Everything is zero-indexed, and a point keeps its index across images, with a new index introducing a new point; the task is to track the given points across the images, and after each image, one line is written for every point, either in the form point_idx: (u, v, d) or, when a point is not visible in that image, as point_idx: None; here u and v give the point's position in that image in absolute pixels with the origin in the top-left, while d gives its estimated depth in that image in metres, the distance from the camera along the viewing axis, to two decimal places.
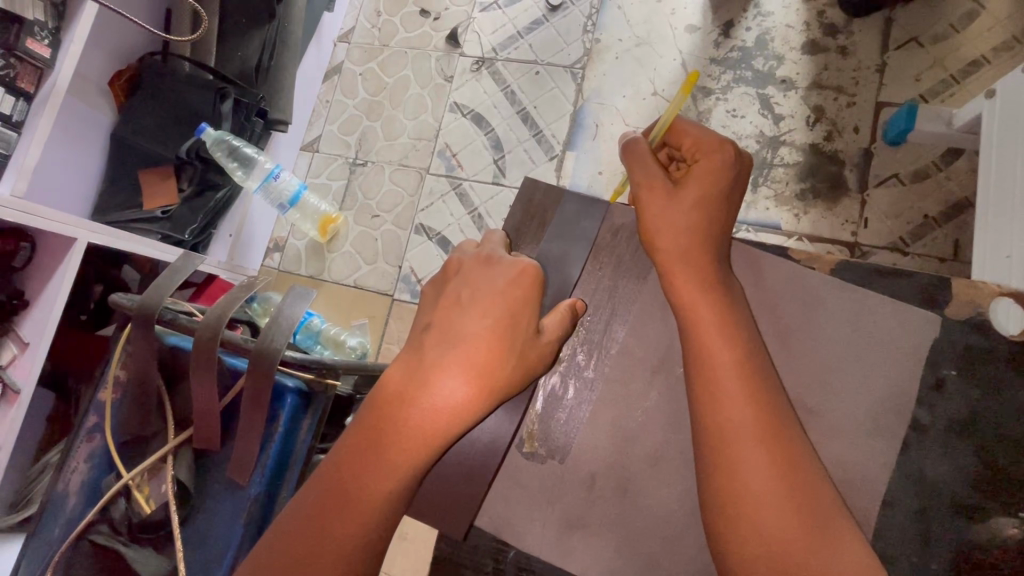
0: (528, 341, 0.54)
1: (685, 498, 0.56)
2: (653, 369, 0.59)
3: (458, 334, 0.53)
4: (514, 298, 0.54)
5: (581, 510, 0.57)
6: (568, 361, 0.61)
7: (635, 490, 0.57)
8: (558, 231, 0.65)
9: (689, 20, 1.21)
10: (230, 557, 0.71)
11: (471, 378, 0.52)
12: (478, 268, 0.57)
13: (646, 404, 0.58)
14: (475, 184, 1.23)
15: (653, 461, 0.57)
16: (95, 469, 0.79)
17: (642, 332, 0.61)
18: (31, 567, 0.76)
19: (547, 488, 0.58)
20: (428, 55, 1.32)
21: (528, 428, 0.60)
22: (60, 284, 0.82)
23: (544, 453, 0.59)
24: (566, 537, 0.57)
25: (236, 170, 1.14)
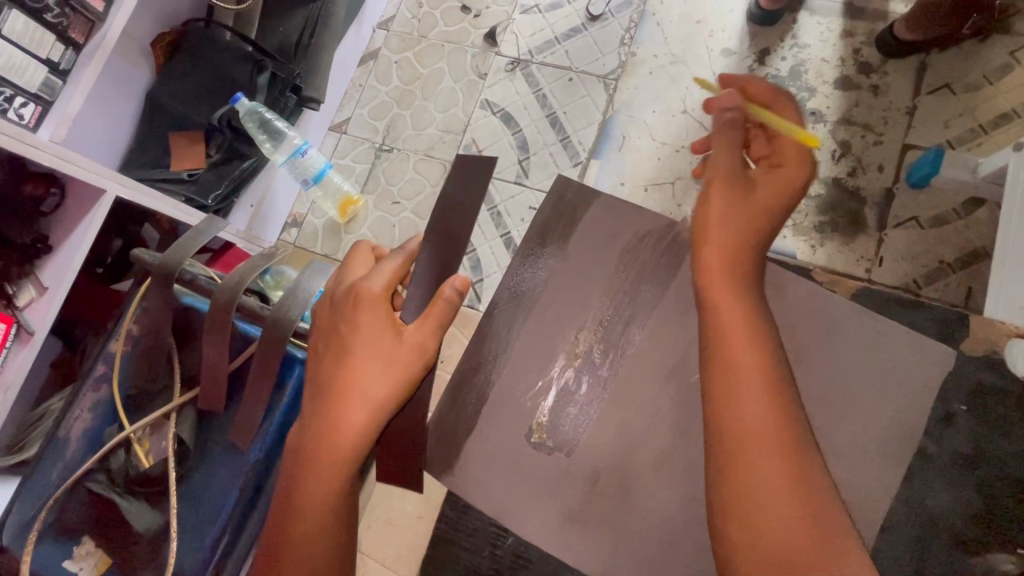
0: (387, 360, 0.59)
1: (684, 505, 0.56)
2: (667, 376, 0.60)
3: (326, 381, 0.60)
4: (367, 332, 0.60)
5: (581, 505, 0.58)
6: (585, 355, 0.62)
7: (638, 489, 0.57)
8: (588, 232, 0.65)
9: (725, 44, 1.23)
10: (228, 517, 0.73)
11: (343, 407, 0.58)
12: (330, 313, 0.63)
13: (656, 407, 0.59)
14: (497, 182, 1.24)
15: (658, 462, 0.57)
16: (99, 418, 0.80)
17: (659, 336, 0.61)
18: (23, 508, 0.77)
19: (550, 479, 0.59)
20: (465, 50, 1.34)
21: (539, 418, 0.60)
22: (86, 232, 0.83)
23: (552, 445, 0.59)
24: (566, 530, 0.57)
25: (266, 143, 1.14)
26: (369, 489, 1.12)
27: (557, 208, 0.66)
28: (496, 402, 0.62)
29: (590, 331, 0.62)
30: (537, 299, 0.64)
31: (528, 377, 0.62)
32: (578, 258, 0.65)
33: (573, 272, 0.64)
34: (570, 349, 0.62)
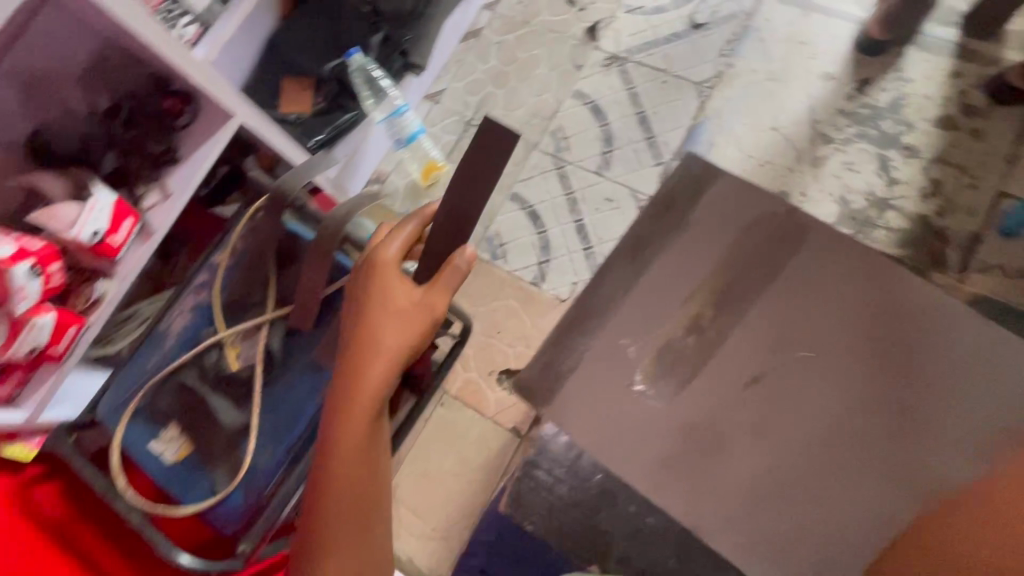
0: (401, 318, 0.60)
1: (791, 493, 0.49)
2: (775, 346, 0.52)
3: (349, 341, 0.62)
4: (383, 295, 0.61)
5: (678, 453, 0.50)
6: (694, 321, 0.54)
7: (731, 449, 0.50)
8: (715, 202, 0.57)
9: (826, 68, 1.23)
10: (303, 424, 0.79)
11: (360, 365, 0.60)
12: (353, 278, 0.65)
13: (759, 382, 0.51)
14: (578, 169, 1.27)
15: (757, 433, 0.50)
16: (196, 319, 0.86)
17: (781, 319, 0.53)
18: (119, 389, 0.84)
19: (642, 432, 0.51)
20: (565, 40, 1.38)
21: (644, 366, 0.53)
22: (210, 151, 0.89)
23: (655, 392, 0.52)
24: (659, 476, 0.50)
25: (368, 98, 1.21)
26: (410, 439, 1.17)
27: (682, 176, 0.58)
28: (595, 356, 0.54)
29: (704, 296, 0.55)
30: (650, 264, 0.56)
31: (624, 342, 0.55)
32: (699, 229, 0.57)
33: (694, 241, 0.57)
34: (679, 319, 0.55)
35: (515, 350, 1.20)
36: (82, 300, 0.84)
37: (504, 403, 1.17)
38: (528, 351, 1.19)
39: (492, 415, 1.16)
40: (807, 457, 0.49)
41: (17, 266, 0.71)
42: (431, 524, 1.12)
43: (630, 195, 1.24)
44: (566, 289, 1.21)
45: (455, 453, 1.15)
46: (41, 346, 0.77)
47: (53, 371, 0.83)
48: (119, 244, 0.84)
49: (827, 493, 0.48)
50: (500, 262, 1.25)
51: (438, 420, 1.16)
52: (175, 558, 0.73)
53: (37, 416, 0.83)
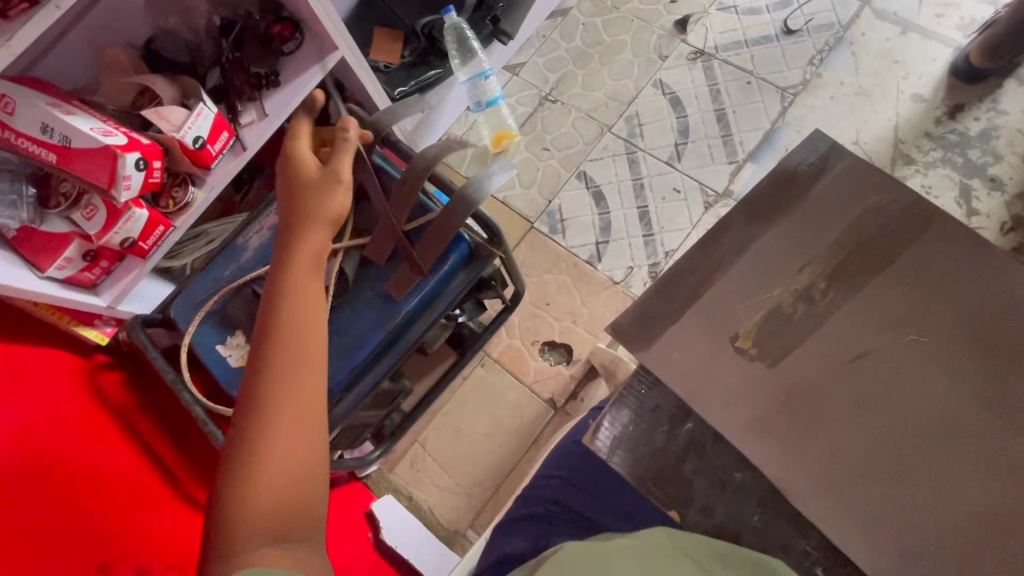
0: (334, 181, 0.71)
1: (877, 465, 0.51)
2: (890, 326, 0.54)
3: (292, 217, 0.70)
4: (311, 171, 0.72)
5: (768, 415, 0.53)
6: (804, 290, 0.56)
7: (817, 425, 0.52)
8: (832, 184, 0.59)
9: (918, 89, 1.21)
10: (367, 351, 0.82)
11: (311, 226, 0.69)
12: (281, 173, 0.74)
13: (865, 359, 0.53)
14: (649, 157, 1.27)
15: (856, 409, 0.52)
16: (273, 236, 0.89)
17: (883, 304, 0.54)
18: (195, 292, 0.88)
19: (733, 390, 0.54)
20: (652, 30, 1.38)
21: (746, 325, 0.56)
22: (309, 79, 0.92)
23: (755, 353, 0.55)
24: (749, 436, 0.53)
25: (456, 58, 1.24)
26: (446, 395, 1.18)
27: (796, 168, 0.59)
28: (694, 315, 0.57)
29: (816, 268, 0.56)
30: (758, 238, 0.58)
31: (728, 304, 0.57)
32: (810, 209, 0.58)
33: (799, 223, 0.58)
34: (786, 289, 0.56)
35: (561, 325, 1.20)
36: (172, 203, 0.87)
37: (543, 374, 1.17)
38: (574, 326, 1.19)
39: (529, 383, 1.17)
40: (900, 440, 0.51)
41: (128, 155, 0.75)
42: (456, 479, 1.13)
43: (698, 189, 1.24)
44: (621, 271, 1.21)
45: (488, 414, 1.16)
46: (133, 239, 0.82)
47: (137, 264, 0.87)
48: (215, 154, 0.87)
49: (911, 473, 0.50)
50: (559, 237, 1.25)
51: (476, 381, 1.18)
52: None
53: (116, 304, 0.88)
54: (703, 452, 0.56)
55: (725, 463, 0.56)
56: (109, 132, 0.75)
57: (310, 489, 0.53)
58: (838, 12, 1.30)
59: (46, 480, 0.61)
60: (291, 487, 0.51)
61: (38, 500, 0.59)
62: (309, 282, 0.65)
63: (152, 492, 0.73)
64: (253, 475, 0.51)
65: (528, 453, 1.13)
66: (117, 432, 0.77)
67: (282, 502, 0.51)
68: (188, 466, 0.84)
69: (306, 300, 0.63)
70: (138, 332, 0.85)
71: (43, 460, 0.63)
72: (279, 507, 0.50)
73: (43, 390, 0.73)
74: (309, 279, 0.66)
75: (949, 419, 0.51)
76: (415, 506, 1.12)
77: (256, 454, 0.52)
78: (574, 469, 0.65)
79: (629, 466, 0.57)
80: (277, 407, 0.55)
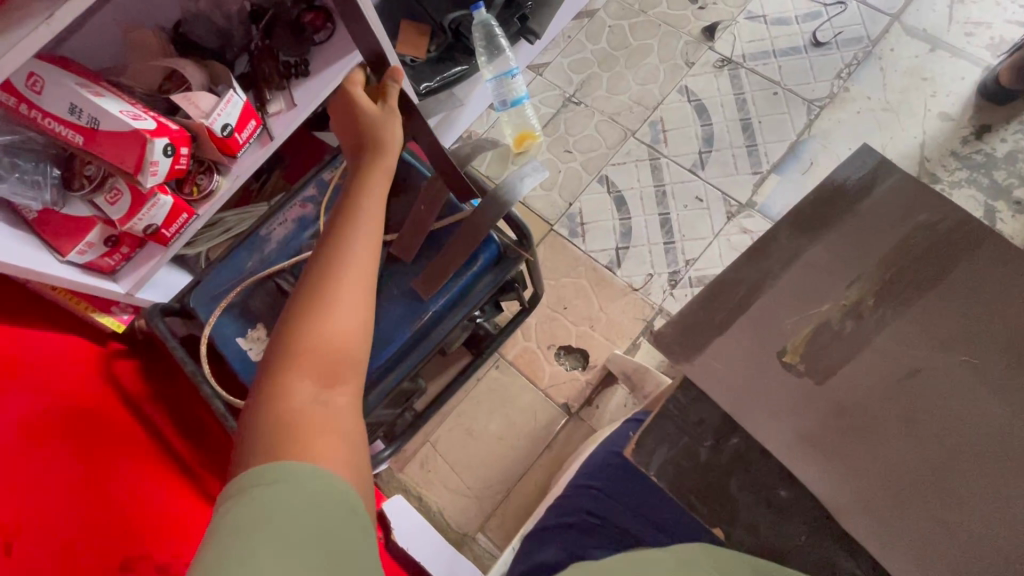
0: (387, 118, 0.74)
1: (922, 486, 0.51)
2: (936, 346, 0.54)
3: (354, 154, 0.74)
4: (367, 108, 0.75)
5: (821, 430, 0.54)
6: (853, 304, 0.56)
7: (873, 436, 0.53)
8: (883, 200, 0.58)
9: (945, 108, 1.21)
10: (392, 350, 0.80)
11: (369, 160, 0.71)
12: (340, 111, 0.78)
13: (914, 377, 0.53)
14: (672, 164, 1.26)
15: (905, 426, 0.52)
16: (298, 228, 0.88)
17: (931, 324, 0.54)
18: (214, 282, 0.86)
19: (782, 405, 0.55)
20: (679, 35, 1.37)
21: (794, 340, 0.56)
22: (340, 70, 0.90)
23: (803, 368, 0.56)
24: (798, 448, 0.54)
25: (482, 56, 1.22)
26: (459, 396, 1.17)
27: (843, 182, 0.59)
28: (741, 326, 0.57)
29: (866, 282, 0.56)
30: (806, 251, 0.58)
31: (778, 317, 0.57)
32: (860, 223, 0.58)
33: (848, 237, 0.58)
34: (835, 304, 0.57)
35: (578, 330, 1.19)
36: (196, 190, 0.85)
37: (559, 378, 1.16)
38: (591, 331, 1.18)
39: (544, 387, 1.16)
40: (950, 458, 0.51)
41: (157, 139, 0.73)
42: (466, 481, 1.12)
43: (720, 199, 1.23)
44: (640, 278, 1.20)
45: (501, 417, 1.15)
46: (156, 226, 0.81)
47: (158, 251, 0.86)
48: (242, 142, 0.85)
49: (958, 494, 0.50)
50: (578, 240, 1.24)
51: (492, 382, 1.17)
52: None
53: (134, 292, 0.87)
54: (750, 466, 0.55)
55: (769, 479, 0.55)
56: (138, 115, 0.73)
57: (347, 389, 0.55)
58: (867, 27, 1.29)
59: (55, 467, 0.59)
60: (328, 379, 0.55)
61: (48, 488, 0.56)
62: (374, 200, 0.68)
63: (163, 478, 0.71)
64: (300, 381, 0.53)
65: (540, 457, 1.12)
66: (129, 418, 0.75)
67: (321, 392, 0.54)
68: (199, 455, 0.81)
69: (370, 216, 0.67)
70: (157, 321, 0.82)
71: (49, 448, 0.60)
72: (319, 398, 0.53)
73: (54, 376, 0.71)
74: (376, 198, 0.68)
75: (1001, 440, 0.50)
76: (424, 507, 1.11)
77: (308, 342, 0.56)
78: (608, 480, 0.66)
79: (670, 480, 0.56)
80: (336, 307, 0.58)
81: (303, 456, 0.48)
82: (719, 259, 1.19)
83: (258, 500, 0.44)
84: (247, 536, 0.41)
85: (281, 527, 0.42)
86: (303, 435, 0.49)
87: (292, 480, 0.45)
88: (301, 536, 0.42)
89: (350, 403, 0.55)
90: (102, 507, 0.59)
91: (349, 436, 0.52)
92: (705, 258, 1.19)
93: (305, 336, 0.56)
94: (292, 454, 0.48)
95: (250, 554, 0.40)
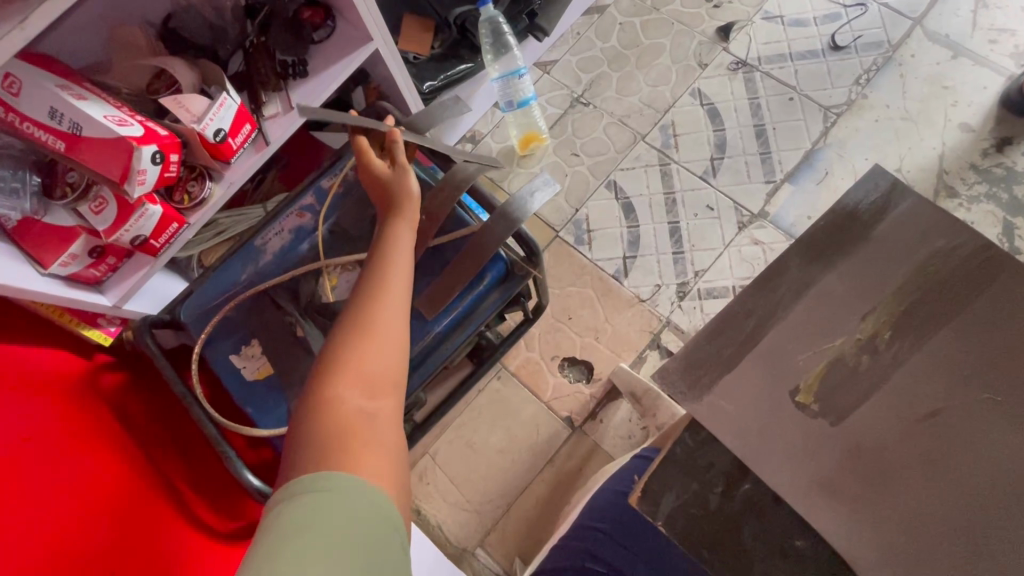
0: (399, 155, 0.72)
1: (953, 546, 0.47)
2: (957, 381, 0.49)
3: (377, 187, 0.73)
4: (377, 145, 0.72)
5: (836, 475, 0.49)
6: (869, 339, 0.52)
7: (888, 486, 0.48)
8: (900, 223, 0.54)
9: (966, 118, 1.17)
10: None
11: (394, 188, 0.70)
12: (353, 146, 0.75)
13: (935, 419, 0.49)
14: (683, 170, 1.22)
15: (926, 471, 0.48)
16: (295, 239, 0.84)
17: (952, 361, 0.50)
18: (206, 294, 0.81)
19: (795, 449, 0.50)
20: (693, 35, 1.31)
21: (807, 378, 0.52)
22: (341, 72, 0.86)
23: (817, 409, 0.51)
24: (813, 495, 0.49)
25: (488, 54, 1.17)
26: (460, 407, 1.14)
27: (856, 206, 0.54)
28: (751, 361, 0.52)
29: (881, 314, 0.52)
30: (817, 280, 0.53)
31: (788, 352, 0.52)
32: (876, 250, 0.54)
33: (862, 264, 0.54)
34: (848, 338, 0.52)
35: (583, 341, 1.16)
36: (188, 199, 0.81)
37: (562, 391, 1.13)
38: (596, 343, 1.15)
39: (547, 400, 1.13)
40: (976, 509, 0.47)
41: (145, 147, 0.68)
42: (466, 495, 1.10)
43: (732, 208, 1.19)
44: (648, 289, 1.16)
45: (503, 429, 1.12)
46: (144, 237, 0.77)
47: (146, 262, 0.82)
48: (236, 147, 0.81)
49: (987, 551, 0.46)
50: (584, 248, 1.20)
51: (493, 393, 1.14)
52: (243, 476, 0.70)
53: (121, 303, 0.83)
54: (763, 515, 0.50)
55: (784, 528, 0.49)
56: (125, 120, 0.68)
57: (391, 401, 0.55)
58: (888, 31, 1.25)
59: (41, 488, 0.57)
60: (373, 392, 0.54)
61: (31, 511, 0.54)
62: (407, 221, 0.68)
63: (153, 498, 0.68)
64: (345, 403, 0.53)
65: (542, 472, 1.09)
66: (120, 434, 0.72)
67: (366, 404, 0.53)
68: (191, 474, 0.78)
69: (405, 236, 0.67)
70: (146, 336, 0.77)
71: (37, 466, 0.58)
72: (363, 409, 0.53)
73: (45, 389, 0.68)
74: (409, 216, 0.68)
75: None
76: (423, 521, 1.09)
77: (352, 357, 0.55)
78: (615, 521, 0.65)
79: (679, 532, 0.49)
80: (377, 324, 0.58)
81: (350, 470, 0.48)
82: (729, 271, 1.15)
83: (310, 509, 0.45)
84: (294, 542, 0.43)
85: (326, 535, 0.44)
86: (351, 447, 0.50)
87: (342, 495, 0.46)
88: (345, 544, 0.44)
89: (394, 415, 0.55)
90: (85, 533, 0.57)
91: (393, 449, 0.52)
92: (715, 270, 1.16)
93: (349, 352, 0.56)
94: (340, 466, 0.48)
95: (297, 561, 0.42)
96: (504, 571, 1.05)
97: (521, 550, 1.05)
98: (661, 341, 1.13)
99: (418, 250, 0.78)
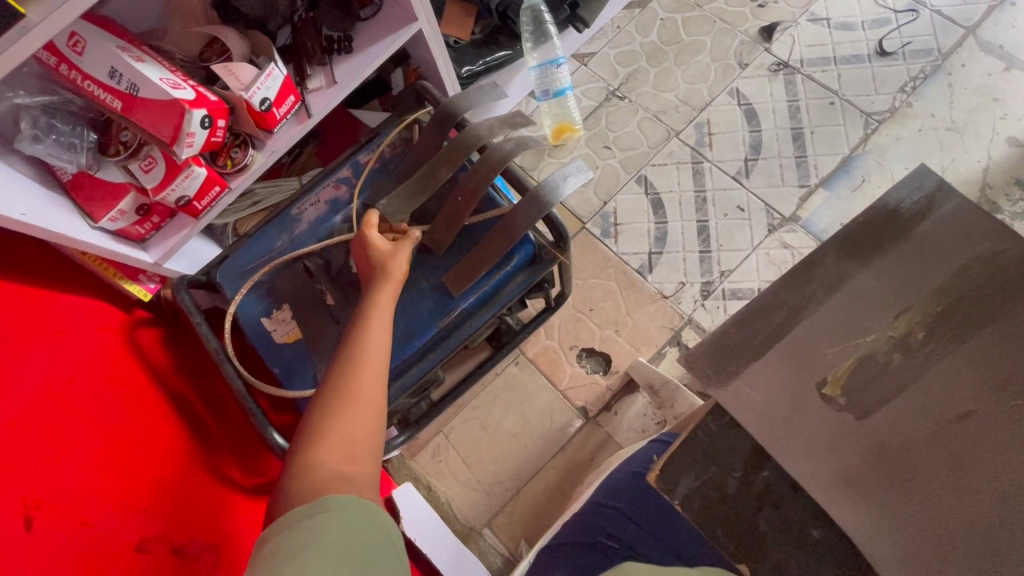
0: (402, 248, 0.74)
1: (977, 550, 0.46)
2: (992, 386, 0.48)
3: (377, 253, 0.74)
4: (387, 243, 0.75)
5: (859, 471, 0.49)
6: (901, 338, 0.51)
7: (911, 485, 0.48)
8: (942, 227, 0.53)
9: (1014, 131, 1.14)
10: (418, 345, 0.79)
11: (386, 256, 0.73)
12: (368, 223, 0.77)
13: (964, 422, 0.48)
14: (715, 169, 1.21)
15: (951, 472, 0.48)
16: (328, 210, 0.86)
17: (986, 366, 0.49)
18: (243, 259, 0.84)
19: (818, 440, 0.50)
20: (735, 34, 1.30)
21: (835, 372, 0.52)
22: (384, 50, 0.87)
23: (843, 403, 0.51)
24: (834, 490, 0.49)
25: (528, 42, 1.17)
26: (477, 390, 1.16)
27: (898, 206, 0.54)
28: (778, 352, 0.53)
29: (915, 315, 0.52)
30: (853, 277, 0.53)
31: (817, 345, 0.52)
32: (917, 250, 0.53)
33: (900, 262, 0.53)
34: (880, 335, 0.52)
35: (604, 333, 1.16)
36: (230, 163, 0.84)
37: (578, 380, 1.14)
38: (615, 336, 1.15)
39: (562, 388, 1.14)
40: (1003, 514, 0.46)
41: (195, 111, 0.71)
42: (477, 475, 1.11)
43: (763, 210, 1.18)
44: (672, 285, 1.16)
45: (517, 414, 1.13)
46: (188, 198, 0.80)
47: (188, 223, 0.86)
48: (279, 117, 0.83)
49: (1012, 556, 0.45)
50: (610, 241, 1.20)
51: (510, 377, 1.15)
52: (269, 434, 0.72)
53: (162, 261, 0.86)
54: (781, 503, 0.50)
55: (801, 517, 0.49)
56: (178, 84, 0.71)
57: (367, 467, 0.56)
58: (938, 39, 1.22)
59: (75, 452, 0.57)
60: (351, 459, 0.56)
61: (70, 472, 0.55)
62: (389, 290, 0.69)
63: (179, 456, 0.69)
64: (322, 468, 0.54)
65: (553, 459, 1.10)
66: (152, 389, 0.74)
67: (345, 469, 0.55)
68: (222, 430, 0.82)
69: (386, 301, 0.68)
70: (183, 293, 0.80)
71: (74, 426, 0.59)
72: (344, 476, 0.54)
73: (84, 342, 0.70)
74: (391, 284, 0.70)
75: None
76: (432, 497, 1.10)
77: (332, 425, 0.57)
78: (630, 502, 0.66)
79: (695, 513, 0.50)
80: (356, 390, 0.59)
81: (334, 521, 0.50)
82: (756, 273, 1.15)
83: (308, 533, 0.49)
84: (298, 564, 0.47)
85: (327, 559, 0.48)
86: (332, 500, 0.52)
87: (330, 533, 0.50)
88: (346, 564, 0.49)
89: (372, 479, 0.56)
90: (118, 495, 0.58)
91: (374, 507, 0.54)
92: (741, 270, 1.15)
93: (328, 421, 0.58)
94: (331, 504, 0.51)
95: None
96: (509, 553, 1.06)
97: (527, 534, 1.07)
98: (681, 338, 1.13)
99: (450, 231, 0.79)
